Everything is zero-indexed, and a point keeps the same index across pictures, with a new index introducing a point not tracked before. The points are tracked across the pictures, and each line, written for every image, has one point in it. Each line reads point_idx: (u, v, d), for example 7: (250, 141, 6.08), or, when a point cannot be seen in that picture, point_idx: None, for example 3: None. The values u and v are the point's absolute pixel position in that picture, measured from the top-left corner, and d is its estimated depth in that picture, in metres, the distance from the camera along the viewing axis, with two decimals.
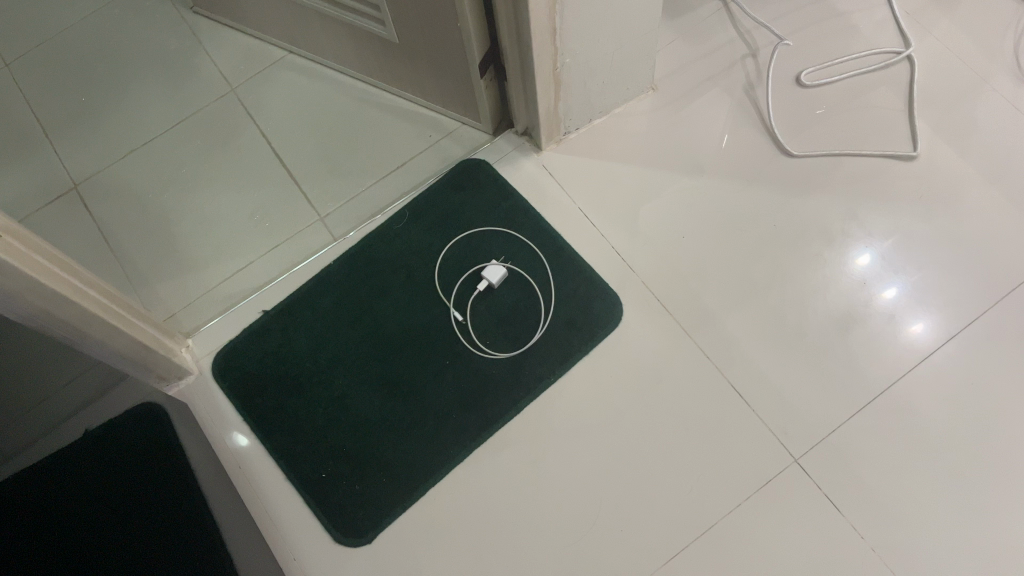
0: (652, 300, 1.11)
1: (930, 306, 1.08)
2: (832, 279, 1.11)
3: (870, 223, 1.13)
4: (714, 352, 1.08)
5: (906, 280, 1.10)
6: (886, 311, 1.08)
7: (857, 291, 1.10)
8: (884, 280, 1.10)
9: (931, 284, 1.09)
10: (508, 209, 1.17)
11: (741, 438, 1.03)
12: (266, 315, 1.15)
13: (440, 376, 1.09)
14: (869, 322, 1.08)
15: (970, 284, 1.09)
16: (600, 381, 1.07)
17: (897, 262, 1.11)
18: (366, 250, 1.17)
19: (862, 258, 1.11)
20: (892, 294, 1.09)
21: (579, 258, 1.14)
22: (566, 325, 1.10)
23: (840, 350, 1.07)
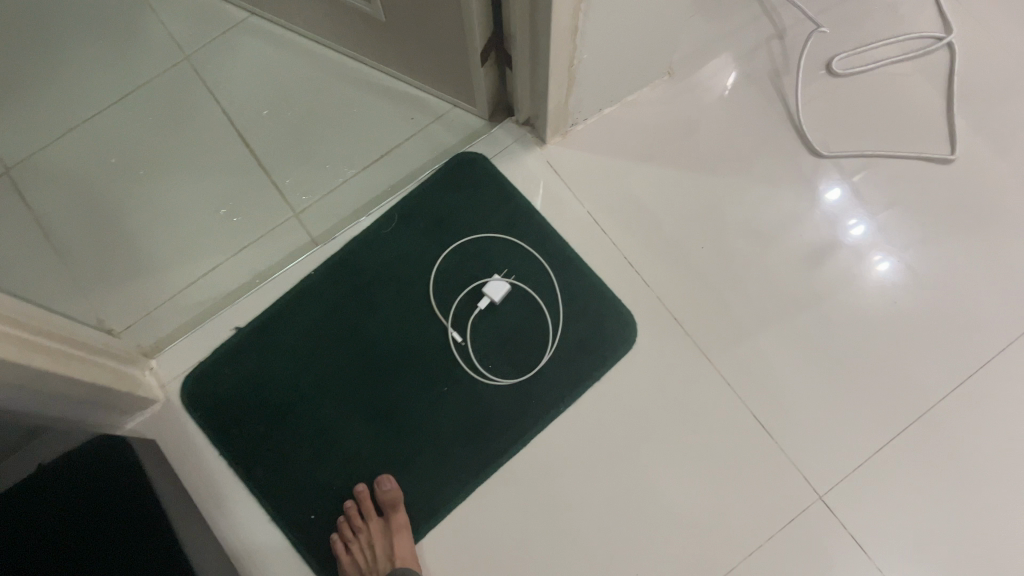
0: (667, 319, 1.03)
1: (885, 241, 1.04)
2: (809, 248, 1.05)
3: (900, 228, 1.05)
4: (734, 376, 1.01)
5: (870, 216, 1.05)
6: (852, 249, 1.04)
7: (820, 231, 1.05)
8: (846, 216, 1.06)
9: (899, 235, 1.05)
10: (509, 215, 1.05)
11: (763, 473, 0.97)
12: (240, 332, 1.03)
13: (440, 406, 0.99)
14: (834, 259, 1.04)
15: (946, 247, 1.04)
16: (613, 411, 0.99)
17: (860, 204, 1.06)
18: (349, 258, 1.05)
19: (831, 194, 1.06)
20: (858, 227, 1.05)
21: (588, 271, 1.03)
22: (577, 349, 1.01)
23: (867, 374, 1.00)
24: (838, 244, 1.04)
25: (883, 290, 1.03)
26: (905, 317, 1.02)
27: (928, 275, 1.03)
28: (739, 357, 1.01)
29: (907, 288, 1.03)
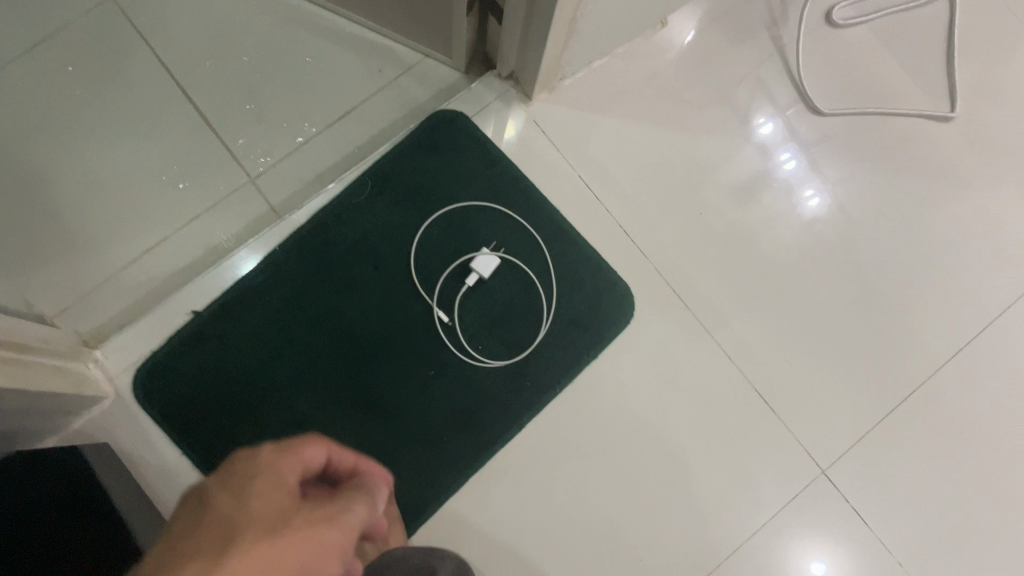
0: (666, 290, 0.97)
1: (814, 174, 1.02)
2: (745, 184, 1.01)
3: (894, 189, 1.02)
4: (735, 349, 0.96)
5: (801, 150, 1.02)
6: (784, 182, 1.01)
7: (755, 163, 1.01)
8: (777, 151, 1.02)
9: (835, 172, 1.02)
10: (496, 183, 0.97)
11: (768, 449, 0.94)
12: (197, 317, 0.92)
13: (428, 392, 0.92)
14: (767, 193, 1.00)
15: (882, 181, 1.02)
16: (612, 390, 0.94)
17: (791, 138, 1.03)
18: (319, 230, 0.95)
19: (765, 127, 1.03)
20: (789, 161, 1.02)
21: (581, 241, 0.97)
22: (572, 325, 0.94)
23: (866, 343, 0.98)
24: (770, 179, 1.01)
25: (880, 254, 1.00)
26: (850, 257, 1.00)
27: (865, 211, 1.01)
28: (741, 329, 0.97)
29: (838, 222, 1.01)
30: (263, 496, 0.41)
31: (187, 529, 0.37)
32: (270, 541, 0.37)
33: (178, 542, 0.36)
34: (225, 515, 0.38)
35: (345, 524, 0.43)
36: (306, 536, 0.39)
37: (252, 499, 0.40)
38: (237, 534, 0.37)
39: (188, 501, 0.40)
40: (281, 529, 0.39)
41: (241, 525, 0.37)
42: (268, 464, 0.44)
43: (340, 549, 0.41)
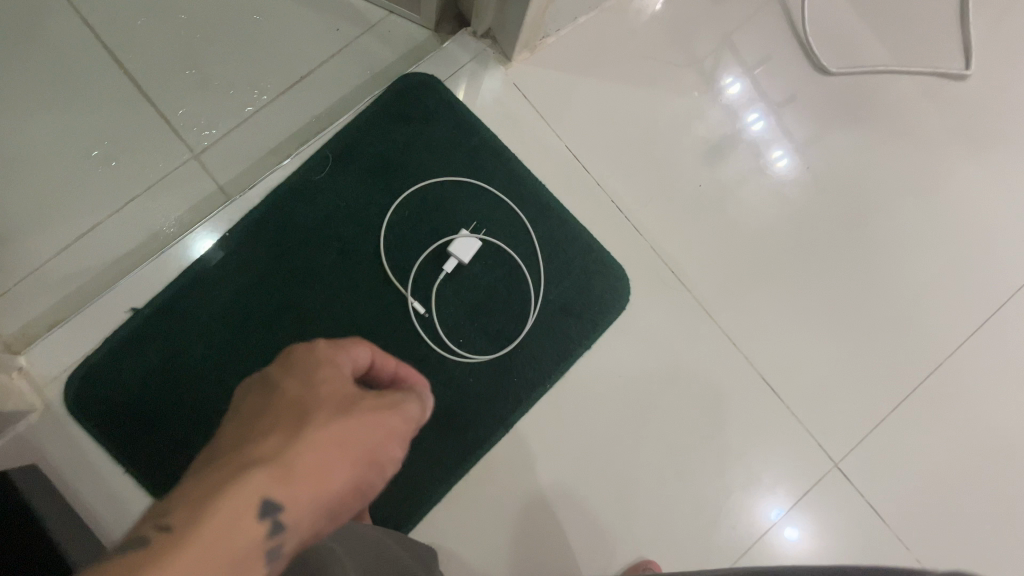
0: (663, 271, 0.88)
1: (778, 133, 0.93)
2: (710, 150, 0.92)
3: (893, 157, 0.94)
4: (738, 334, 0.88)
5: (768, 109, 0.93)
6: (750, 142, 0.92)
7: (719, 125, 0.92)
8: (743, 112, 0.93)
9: (811, 134, 0.93)
10: (473, 155, 0.87)
11: (776, 442, 0.86)
12: (138, 315, 0.81)
13: None
14: (731, 157, 0.92)
15: (854, 142, 0.94)
16: (608, 384, 0.85)
17: (759, 97, 0.94)
18: (275, 213, 0.84)
19: (731, 88, 0.93)
20: (755, 121, 0.93)
21: (570, 219, 0.87)
22: (562, 313, 0.85)
23: (867, 325, 0.90)
24: (733, 142, 0.92)
25: (885, 227, 0.92)
26: (825, 227, 0.92)
27: (835, 175, 0.93)
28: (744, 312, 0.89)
29: (807, 188, 0.92)
30: (327, 375, 0.46)
31: (262, 399, 0.44)
32: (339, 420, 0.43)
33: (256, 416, 0.42)
34: (295, 393, 0.44)
35: (398, 411, 0.49)
36: (367, 417, 0.45)
37: (315, 380, 0.45)
38: (312, 412, 0.42)
39: (259, 381, 0.47)
40: (339, 412, 0.43)
41: (310, 403, 0.43)
42: (327, 354, 0.48)
43: (389, 429, 0.47)
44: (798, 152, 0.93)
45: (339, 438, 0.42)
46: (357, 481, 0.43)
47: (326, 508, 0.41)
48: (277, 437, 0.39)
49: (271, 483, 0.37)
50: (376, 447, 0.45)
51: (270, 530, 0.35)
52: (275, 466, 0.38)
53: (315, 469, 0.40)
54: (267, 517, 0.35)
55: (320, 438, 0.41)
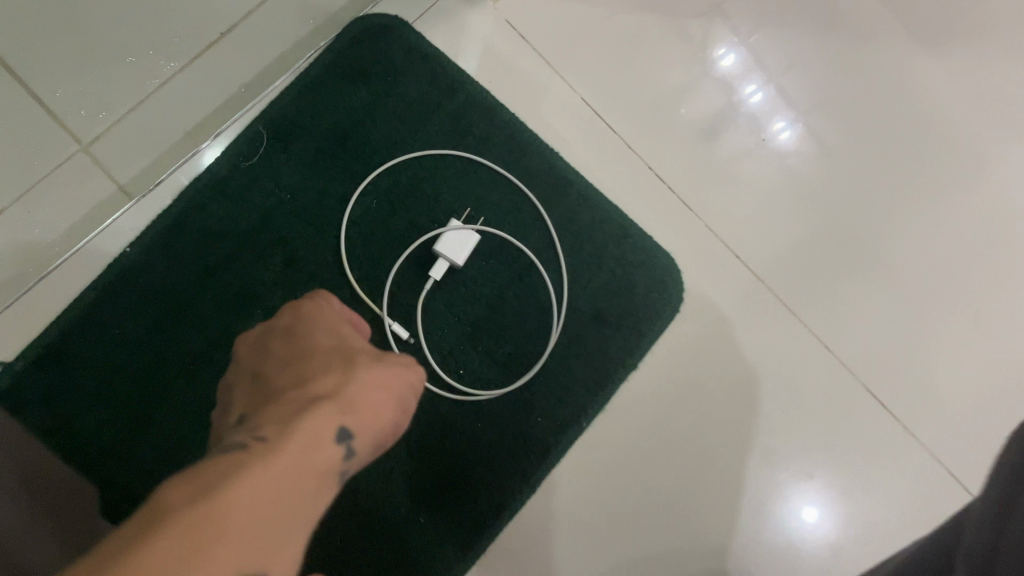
0: (723, 256, 0.66)
1: (779, 106, 0.68)
2: (702, 134, 0.67)
3: (954, 119, 0.68)
4: (834, 333, 0.65)
5: (765, 77, 0.68)
6: (749, 126, 0.68)
7: (712, 102, 0.68)
8: (736, 81, 0.68)
9: (827, 109, 0.69)
10: (457, 121, 0.64)
11: (899, 476, 0.63)
12: (13, 371, 0.58)
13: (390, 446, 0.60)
14: (726, 141, 0.67)
15: (885, 115, 0.68)
16: (664, 414, 0.63)
17: (750, 62, 0.69)
18: (195, 216, 0.62)
19: (727, 59, 0.69)
20: (753, 94, 0.68)
21: (595, 195, 0.65)
22: (596, 322, 0.63)
23: (957, 343, 0.65)
24: (723, 127, 0.67)
25: (999, 187, 0.67)
26: (886, 214, 0.67)
27: (861, 162, 0.68)
28: (836, 303, 0.65)
29: (828, 181, 0.67)
30: (326, 316, 0.50)
31: (288, 342, 0.48)
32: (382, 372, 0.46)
33: (297, 361, 0.46)
34: (318, 335, 0.48)
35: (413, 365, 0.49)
36: (404, 370, 0.48)
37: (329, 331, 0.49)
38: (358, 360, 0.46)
39: (268, 333, 0.51)
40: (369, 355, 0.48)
41: (343, 352, 0.47)
42: (327, 309, 0.51)
43: (412, 386, 0.49)
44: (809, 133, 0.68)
45: (381, 376, 0.46)
46: (400, 422, 0.48)
47: (375, 446, 0.46)
48: (327, 381, 0.44)
49: (328, 419, 0.42)
50: (409, 401, 0.48)
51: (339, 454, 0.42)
52: (331, 409, 0.42)
53: (363, 414, 0.44)
54: (339, 442, 0.42)
55: (367, 382, 0.45)
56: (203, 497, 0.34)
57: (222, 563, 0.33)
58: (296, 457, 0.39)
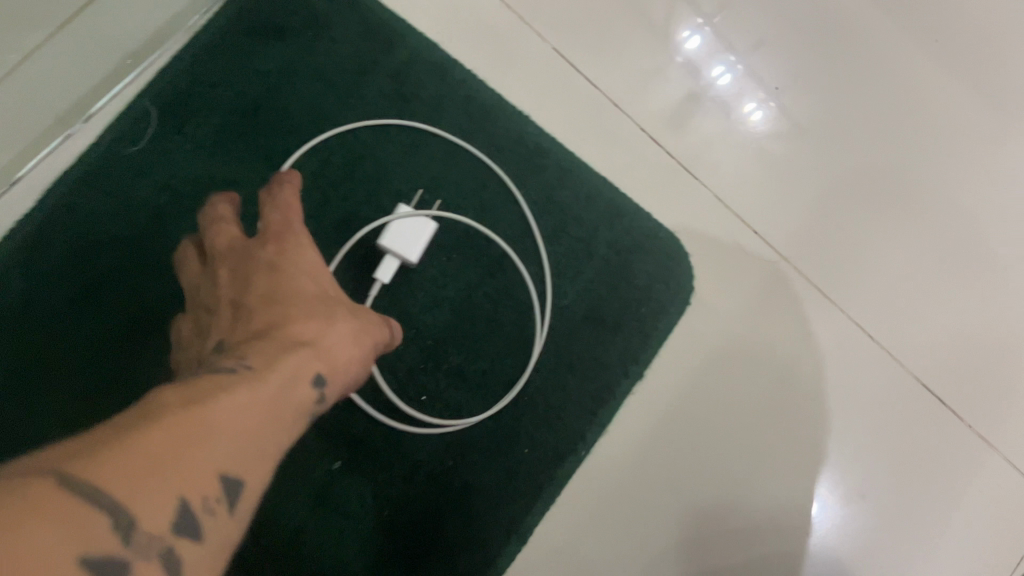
0: (741, 234, 0.53)
1: (755, 88, 0.55)
2: (664, 134, 0.54)
3: (965, 100, 0.56)
4: (877, 324, 0.53)
5: (734, 57, 0.55)
6: (715, 120, 0.54)
7: (673, 89, 0.54)
8: (700, 64, 0.55)
9: (814, 91, 0.55)
10: (399, 84, 0.51)
11: (961, 490, 0.52)
12: None
13: (341, 499, 0.48)
14: (690, 131, 0.54)
15: (886, 100, 0.56)
16: (681, 432, 0.51)
17: (718, 40, 0.55)
18: (68, 219, 0.48)
19: (694, 41, 0.55)
20: (721, 77, 0.55)
21: (578, 168, 0.52)
22: (589, 324, 0.50)
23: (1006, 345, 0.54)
24: (688, 121, 0.54)
25: None
26: (933, 176, 0.55)
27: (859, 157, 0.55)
28: (875, 289, 0.54)
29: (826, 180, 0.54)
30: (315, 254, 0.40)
31: (270, 273, 0.38)
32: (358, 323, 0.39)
33: (282, 302, 0.36)
34: (304, 271, 0.39)
35: (392, 329, 0.42)
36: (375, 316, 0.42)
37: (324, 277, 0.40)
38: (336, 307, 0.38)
39: (247, 254, 0.38)
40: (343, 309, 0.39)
41: (330, 302, 0.39)
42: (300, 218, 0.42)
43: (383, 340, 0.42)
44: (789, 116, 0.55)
45: (360, 331, 0.38)
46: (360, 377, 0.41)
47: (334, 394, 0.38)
48: (305, 323, 0.35)
49: (311, 363, 0.33)
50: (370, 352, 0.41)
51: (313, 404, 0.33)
52: (309, 349, 0.34)
53: (341, 368, 0.36)
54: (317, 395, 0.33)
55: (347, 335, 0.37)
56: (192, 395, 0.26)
57: (213, 457, 0.24)
58: (278, 388, 0.30)
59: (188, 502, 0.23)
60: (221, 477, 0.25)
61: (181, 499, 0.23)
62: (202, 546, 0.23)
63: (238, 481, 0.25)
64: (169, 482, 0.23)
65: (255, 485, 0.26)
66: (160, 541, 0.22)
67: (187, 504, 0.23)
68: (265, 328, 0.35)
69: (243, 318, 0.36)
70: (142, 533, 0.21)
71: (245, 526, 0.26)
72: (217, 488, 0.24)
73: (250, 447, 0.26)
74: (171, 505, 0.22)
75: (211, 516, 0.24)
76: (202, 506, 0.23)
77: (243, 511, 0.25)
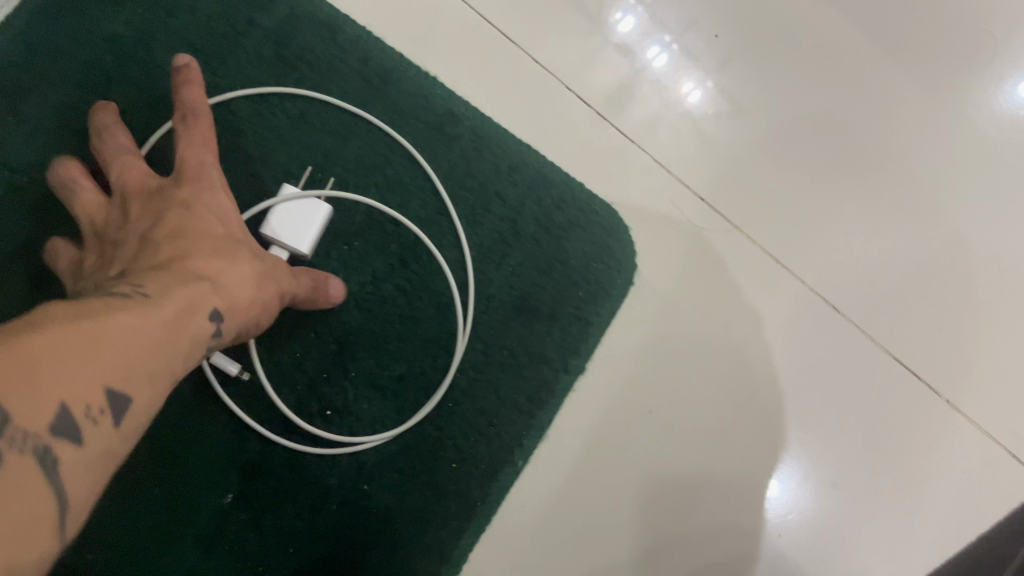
0: (685, 204, 0.47)
1: (696, 69, 0.48)
2: (594, 115, 0.47)
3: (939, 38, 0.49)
4: (847, 296, 0.47)
5: (670, 38, 0.48)
6: (648, 112, 0.47)
7: (604, 77, 0.47)
8: (634, 47, 0.47)
9: (760, 62, 0.48)
10: (280, 46, 0.44)
11: (956, 479, 0.46)
12: None
13: (235, 536, 0.40)
14: (620, 123, 0.47)
15: (843, 50, 0.49)
16: (632, 431, 0.44)
17: (653, 21, 0.48)
18: None
19: (626, 23, 0.47)
20: (657, 59, 0.48)
21: (497, 135, 0.45)
22: (519, 313, 0.44)
23: (996, 319, 0.47)
24: (624, 114, 0.47)
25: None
26: (902, 126, 0.48)
27: (812, 142, 0.48)
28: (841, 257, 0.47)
29: (778, 150, 0.48)
30: (228, 200, 0.35)
31: (179, 210, 0.33)
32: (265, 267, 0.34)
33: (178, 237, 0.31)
34: (213, 209, 0.34)
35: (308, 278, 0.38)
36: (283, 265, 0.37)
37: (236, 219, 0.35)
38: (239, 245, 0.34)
39: (157, 195, 0.34)
40: (253, 249, 0.35)
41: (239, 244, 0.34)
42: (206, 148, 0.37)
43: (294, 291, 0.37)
44: (733, 69, 0.48)
45: (269, 274, 0.34)
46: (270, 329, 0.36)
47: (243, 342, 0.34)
48: (207, 257, 0.31)
49: (211, 296, 0.29)
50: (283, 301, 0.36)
51: (213, 340, 0.29)
52: (212, 279, 0.30)
53: (248, 306, 0.32)
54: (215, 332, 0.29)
55: (250, 275, 0.33)
56: (76, 310, 0.23)
57: (98, 368, 0.22)
58: (175, 315, 0.27)
59: (72, 408, 0.22)
60: (107, 389, 0.23)
61: (62, 404, 0.21)
62: (84, 452, 0.22)
63: (124, 397, 0.23)
64: (51, 385, 0.21)
65: (145, 401, 0.24)
66: (37, 441, 0.21)
67: (68, 409, 0.21)
68: (163, 258, 0.30)
69: (143, 248, 0.31)
70: (21, 431, 0.20)
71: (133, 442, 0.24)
72: (102, 398, 0.23)
73: (141, 363, 0.24)
74: (53, 408, 0.21)
75: (96, 425, 0.22)
76: (87, 416, 0.22)
77: (132, 423, 0.24)
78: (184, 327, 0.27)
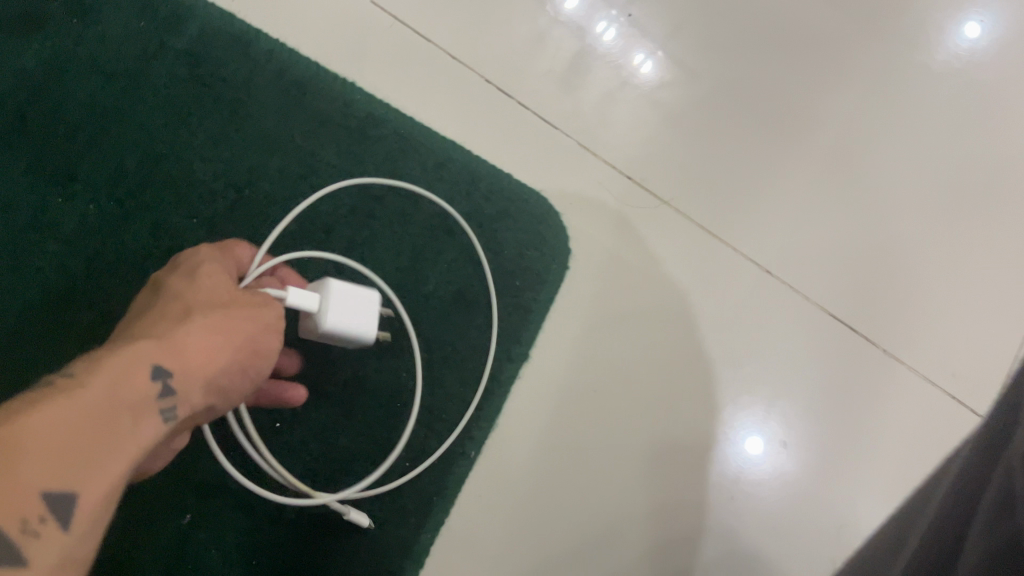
0: (611, 181, 0.48)
1: (646, 40, 0.49)
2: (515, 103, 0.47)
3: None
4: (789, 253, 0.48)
5: (616, 11, 0.49)
6: (609, 82, 0.48)
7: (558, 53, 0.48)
8: (583, 22, 0.49)
9: (695, 33, 0.50)
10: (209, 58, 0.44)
11: (892, 424, 0.47)
12: None
13: (200, 554, 0.41)
14: (579, 95, 0.48)
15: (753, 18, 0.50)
16: (588, 410, 0.45)
17: None
18: None
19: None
20: (606, 32, 0.49)
21: (420, 131, 0.46)
22: (459, 306, 0.44)
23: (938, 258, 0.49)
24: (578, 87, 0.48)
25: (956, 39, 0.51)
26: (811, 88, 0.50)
27: (748, 104, 0.50)
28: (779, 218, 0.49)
29: (713, 117, 0.49)
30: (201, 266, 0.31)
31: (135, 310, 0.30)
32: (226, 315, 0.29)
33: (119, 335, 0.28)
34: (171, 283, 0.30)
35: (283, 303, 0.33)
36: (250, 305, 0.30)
37: (217, 282, 0.31)
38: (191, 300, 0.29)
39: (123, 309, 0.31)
40: (218, 308, 0.29)
41: (191, 304, 0.29)
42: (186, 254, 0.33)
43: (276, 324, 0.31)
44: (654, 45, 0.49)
45: (242, 327, 0.29)
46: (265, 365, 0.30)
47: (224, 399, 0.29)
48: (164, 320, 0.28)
49: (170, 357, 0.26)
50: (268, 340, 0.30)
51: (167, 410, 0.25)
52: (162, 339, 0.27)
53: (206, 363, 0.27)
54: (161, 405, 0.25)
55: (206, 333, 0.28)
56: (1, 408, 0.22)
57: (18, 476, 0.21)
58: (125, 390, 0.24)
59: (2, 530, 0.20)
60: (46, 493, 0.21)
61: None
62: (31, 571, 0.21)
63: (69, 495, 0.22)
64: None
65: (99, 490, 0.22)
66: None
67: None
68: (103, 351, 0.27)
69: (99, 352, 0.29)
70: None
71: (93, 537, 0.23)
72: (38, 505, 0.21)
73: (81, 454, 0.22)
74: None
75: (39, 536, 0.21)
76: (21, 530, 0.21)
77: (87, 522, 0.22)
78: (131, 401, 0.24)
